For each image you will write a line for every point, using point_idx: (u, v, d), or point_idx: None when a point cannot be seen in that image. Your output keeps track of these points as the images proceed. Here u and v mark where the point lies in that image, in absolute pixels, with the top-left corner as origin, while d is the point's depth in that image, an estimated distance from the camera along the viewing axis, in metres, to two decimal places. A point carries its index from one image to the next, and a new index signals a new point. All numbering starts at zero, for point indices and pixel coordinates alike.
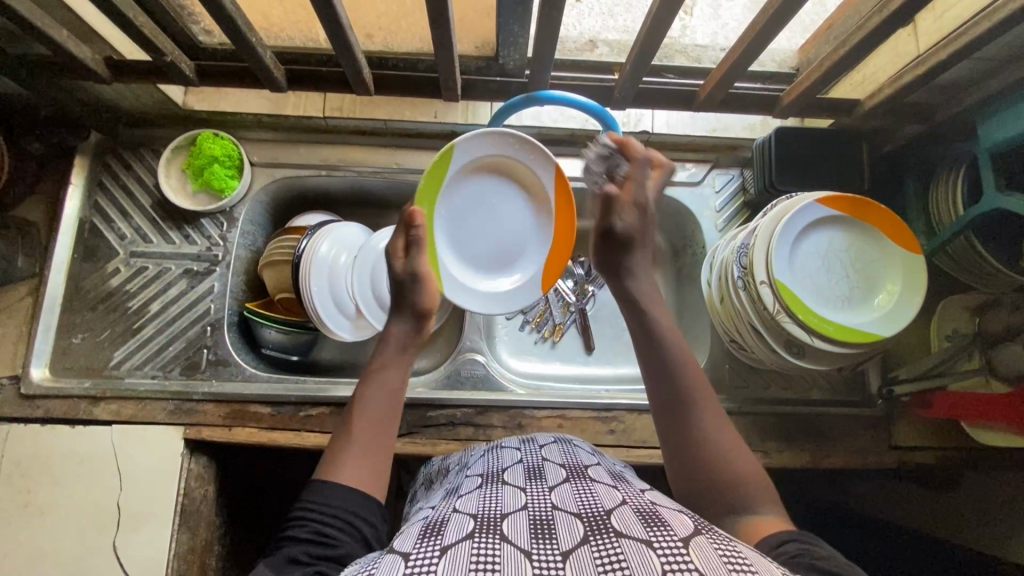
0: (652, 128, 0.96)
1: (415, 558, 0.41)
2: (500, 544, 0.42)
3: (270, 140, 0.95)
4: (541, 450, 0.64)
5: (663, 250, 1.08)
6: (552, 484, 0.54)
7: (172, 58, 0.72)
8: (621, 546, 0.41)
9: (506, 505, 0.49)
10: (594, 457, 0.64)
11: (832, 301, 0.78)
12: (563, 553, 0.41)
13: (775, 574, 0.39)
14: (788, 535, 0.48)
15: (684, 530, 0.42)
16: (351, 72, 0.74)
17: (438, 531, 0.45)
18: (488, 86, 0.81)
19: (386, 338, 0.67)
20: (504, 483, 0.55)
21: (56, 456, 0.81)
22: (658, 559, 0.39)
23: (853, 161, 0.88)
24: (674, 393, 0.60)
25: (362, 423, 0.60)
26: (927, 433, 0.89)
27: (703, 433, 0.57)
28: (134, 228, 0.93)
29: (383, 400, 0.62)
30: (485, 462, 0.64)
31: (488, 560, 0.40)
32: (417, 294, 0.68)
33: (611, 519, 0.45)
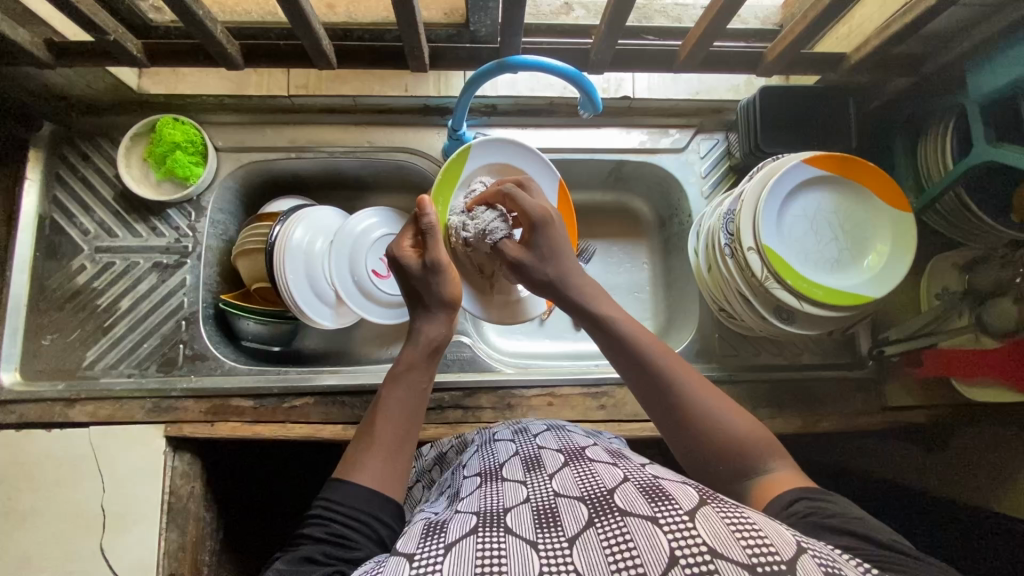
0: (633, 93, 0.92)
1: (419, 557, 0.40)
2: (505, 538, 0.41)
3: (235, 123, 0.90)
4: (536, 439, 0.62)
5: (649, 221, 1.05)
6: (552, 471, 0.52)
7: (115, 37, 0.67)
8: (627, 524, 0.39)
9: (508, 499, 0.48)
10: (590, 439, 0.63)
11: (822, 265, 0.76)
12: (569, 539, 0.40)
13: (787, 539, 0.38)
14: (794, 493, 0.48)
15: (688, 501, 0.41)
16: (310, 44, 0.69)
17: (441, 530, 0.44)
18: (457, 54, 0.77)
19: (417, 339, 0.65)
20: (503, 478, 0.53)
21: (32, 462, 0.79)
22: (664, 537, 0.37)
23: (841, 119, 0.85)
24: (652, 379, 0.58)
25: (387, 425, 0.58)
26: (917, 392, 0.89)
27: (697, 410, 0.55)
28: (97, 222, 0.89)
29: (405, 399, 0.61)
30: (480, 458, 0.63)
31: (494, 556, 0.39)
32: (441, 286, 0.66)
33: (614, 498, 0.43)
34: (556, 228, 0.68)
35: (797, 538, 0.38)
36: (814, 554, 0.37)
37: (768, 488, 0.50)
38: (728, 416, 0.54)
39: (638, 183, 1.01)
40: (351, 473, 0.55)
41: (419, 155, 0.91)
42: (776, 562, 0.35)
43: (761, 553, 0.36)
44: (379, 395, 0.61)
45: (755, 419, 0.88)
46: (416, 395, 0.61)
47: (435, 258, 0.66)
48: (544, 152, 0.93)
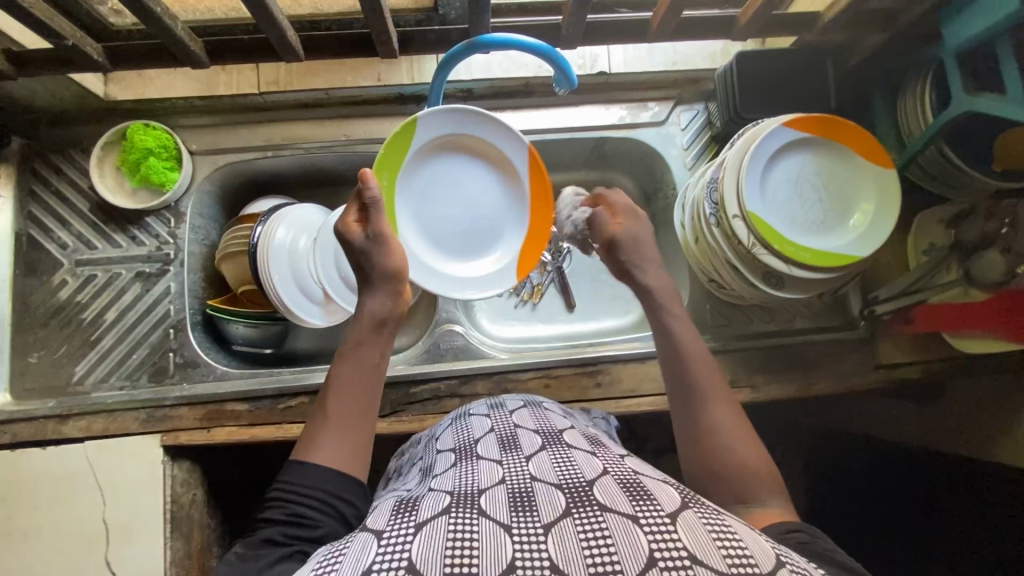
0: (609, 69, 0.91)
1: (387, 536, 0.40)
2: (478, 519, 0.40)
3: (207, 125, 0.89)
4: (513, 417, 0.62)
5: (635, 197, 1.05)
6: (529, 453, 0.52)
7: (74, 41, 0.65)
8: (607, 520, 0.39)
9: (482, 481, 0.47)
10: (567, 420, 0.63)
11: (808, 229, 0.76)
12: (544, 525, 0.39)
13: (767, 552, 0.39)
14: (794, 524, 0.50)
15: (671, 504, 0.42)
16: (275, 37, 0.68)
17: (412, 508, 0.43)
18: (427, 37, 0.75)
19: (362, 316, 0.63)
20: (479, 457, 0.53)
21: (29, 480, 0.78)
22: (644, 537, 0.38)
23: (818, 81, 0.84)
24: (693, 395, 0.61)
25: (339, 403, 0.58)
26: (911, 349, 0.89)
27: (719, 432, 0.58)
28: (75, 235, 0.87)
29: (354, 375, 0.60)
30: (454, 436, 0.63)
31: (466, 537, 0.39)
32: (379, 259, 0.65)
33: (594, 490, 0.43)
34: (642, 249, 0.74)
35: (776, 550, 0.40)
36: (791, 567, 0.38)
37: (761, 515, 0.52)
38: (749, 450, 0.57)
39: (620, 160, 1.01)
40: (308, 455, 0.55)
41: None
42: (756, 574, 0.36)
43: (739, 562, 0.37)
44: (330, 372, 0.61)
45: (750, 386, 0.88)
46: (367, 369, 0.61)
47: (379, 229, 0.65)
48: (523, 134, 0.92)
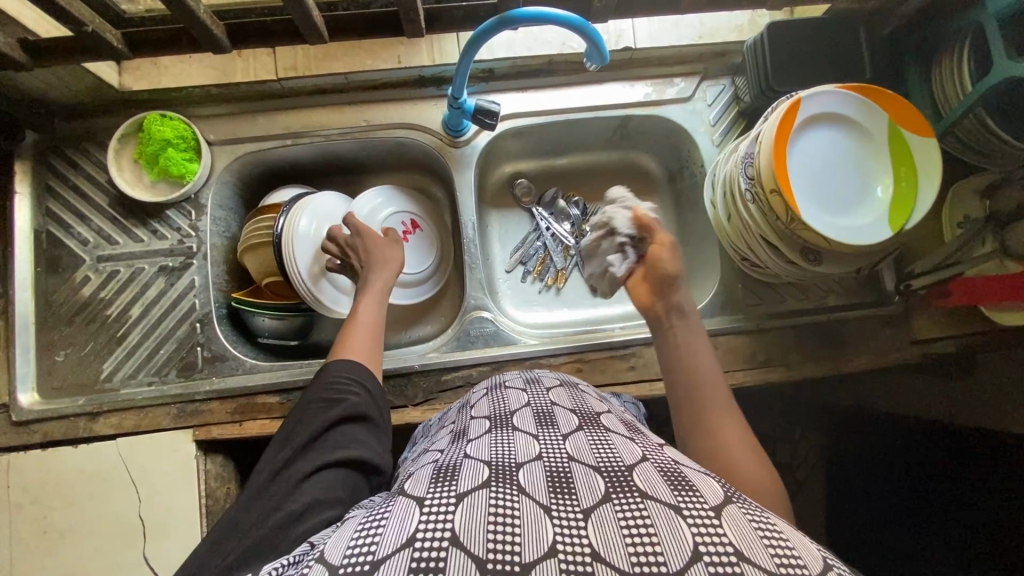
0: (635, 43, 0.88)
1: (428, 504, 0.37)
2: (519, 496, 0.39)
3: (224, 114, 0.87)
4: (548, 394, 0.61)
5: (659, 176, 1.03)
6: (565, 431, 0.50)
7: (93, 27, 0.63)
8: (648, 508, 0.38)
9: (520, 453, 0.46)
10: (602, 403, 0.62)
11: (844, 204, 0.73)
12: (584, 510, 0.38)
13: (815, 555, 0.36)
14: None
15: (714, 497, 0.40)
16: (300, 18, 0.65)
17: (451, 477, 0.41)
18: (454, 15, 0.73)
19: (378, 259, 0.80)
20: (514, 429, 0.51)
21: (65, 478, 0.78)
22: (688, 529, 0.36)
23: (850, 51, 0.82)
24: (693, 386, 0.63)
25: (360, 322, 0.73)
26: (947, 323, 0.88)
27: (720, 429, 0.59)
28: (95, 231, 0.86)
29: (373, 302, 0.76)
30: (489, 403, 0.60)
31: (508, 513, 0.37)
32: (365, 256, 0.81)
33: (634, 477, 0.42)
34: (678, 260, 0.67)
35: (823, 554, 0.37)
36: (840, 571, 0.36)
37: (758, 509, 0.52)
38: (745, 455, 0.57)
39: (645, 139, 0.98)
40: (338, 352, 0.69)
41: (418, 129, 0.88)
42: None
43: (788, 562, 0.35)
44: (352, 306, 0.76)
45: (784, 365, 0.87)
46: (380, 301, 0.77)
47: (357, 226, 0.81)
48: (547, 114, 0.90)
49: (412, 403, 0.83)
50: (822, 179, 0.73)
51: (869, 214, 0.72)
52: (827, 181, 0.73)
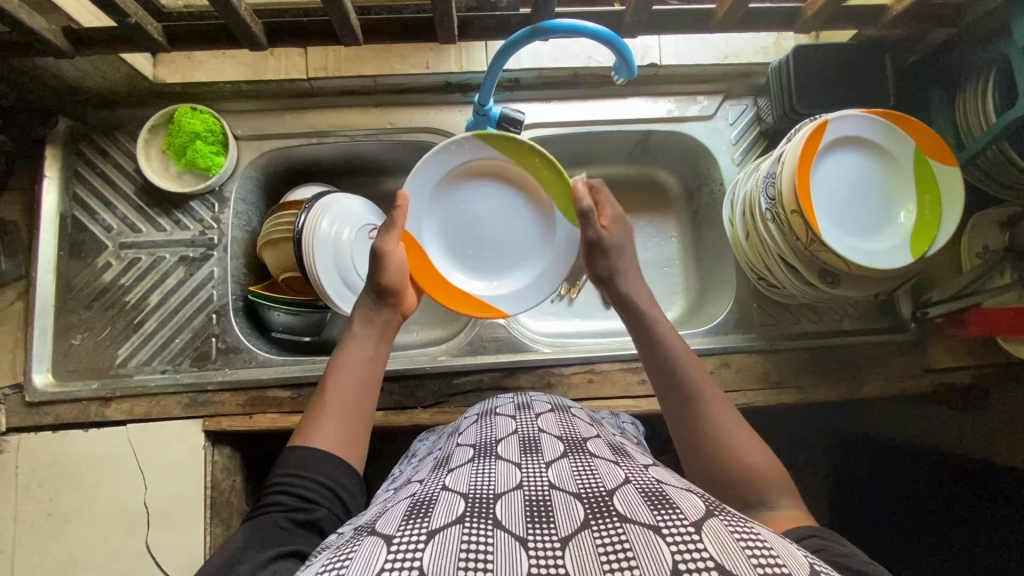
0: (661, 60, 0.89)
1: (398, 542, 0.37)
2: (493, 531, 0.38)
3: (253, 110, 0.88)
4: (537, 420, 0.60)
5: (676, 192, 1.03)
6: (550, 458, 0.50)
7: (137, 20, 0.65)
8: (626, 532, 0.37)
9: (499, 482, 0.45)
10: (593, 428, 0.61)
11: (856, 230, 0.73)
12: (561, 539, 0.37)
13: (800, 561, 0.36)
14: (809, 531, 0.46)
15: (695, 512, 0.40)
16: (337, 19, 0.67)
17: (425, 513, 0.41)
18: (486, 23, 0.74)
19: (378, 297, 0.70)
20: (498, 456, 0.51)
21: (74, 461, 0.78)
22: (667, 547, 0.35)
23: (874, 77, 0.83)
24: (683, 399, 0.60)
25: (337, 391, 0.61)
26: (962, 353, 0.87)
27: (718, 432, 0.57)
28: (120, 218, 0.87)
29: (355, 362, 0.64)
30: (478, 432, 0.60)
31: (480, 551, 0.36)
32: (382, 271, 0.69)
33: (614, 501, 0.41)
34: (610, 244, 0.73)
35: (810, 560, 0.37)
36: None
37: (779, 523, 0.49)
38: (747, 447, 0.55)
39: (664, 154, 0.99)
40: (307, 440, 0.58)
41: (442, 135, 0.90)
42: None
43: (771, 570, 0.34)
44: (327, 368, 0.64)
45: (796, 387, 0.87)
46: (373, 356, 0.66)
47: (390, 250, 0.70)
48: (570, 125, 0.91)
49: (422, 405, 0.83)
50: (840, 206, 0.74)
51: (886, 240, 0.72)
52: (843, 208, 0.74)
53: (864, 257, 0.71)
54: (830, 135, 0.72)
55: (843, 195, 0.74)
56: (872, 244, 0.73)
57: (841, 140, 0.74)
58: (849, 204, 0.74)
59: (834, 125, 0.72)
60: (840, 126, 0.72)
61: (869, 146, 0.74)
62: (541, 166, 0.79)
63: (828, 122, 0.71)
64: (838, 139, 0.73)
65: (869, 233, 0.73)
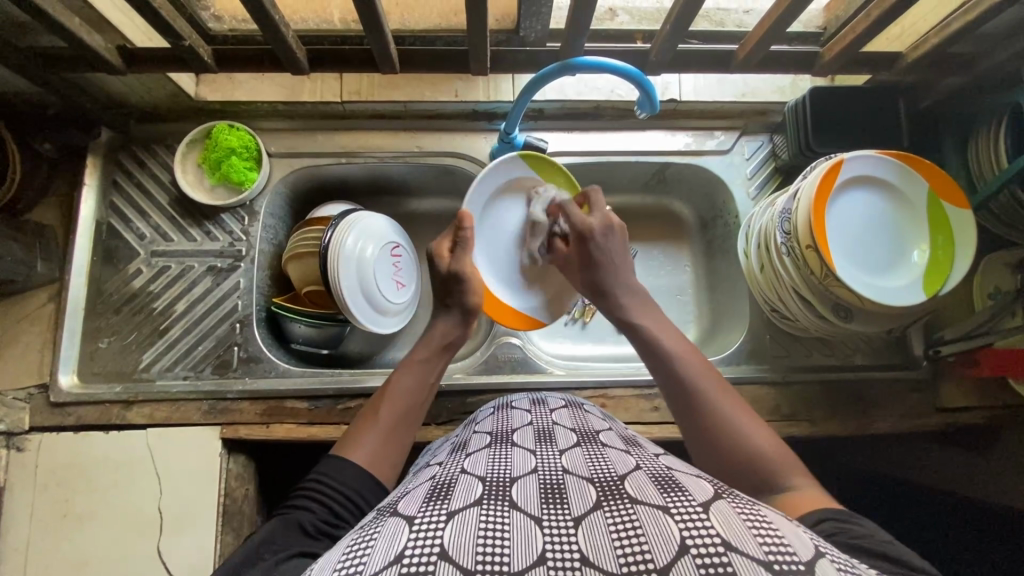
0: (680, 96, 0.92)
1: (419, 522, 0.38)
2: (509, 512, 0.39)
3: (287, 129, 0.92)
4: (551, 414, 0.60)
5: (691, 223, 1.06)
6: (562, 448, 0.51)
7: (190, 42, 0.69)
8: (637, 513, 0.38)
9: (515, 468, 0.46)
10: (606, 423, 0.61)
11: (874, 266, 0.75)
12: (575, 519, 0.38)
13: (806, 545, 0.36)
14: (824, 513, 0.47)
15: (703, 495, 0.40)
16: (377, 49, 0.71)
17: (444, 496, 0.42)
18: (517, 57, 0.78)
19: (432, 336, 0.72)
20: (513, 445, 0.52)
21: (93, 462, 0.80)
22: (676, 526, 0.36)
23: (889, 119, 0.86)
24: (681, 388, 0.62)
25: (388, 412, 0.64)
26: (974, 393, 0.88)
27: (716, 416, 0.58)
28: (153, 227, 0.90)
29: (410, 386, 0.67)
30: (493, 420, 0.60)
31: (498, 529, 0.37)
32: (467, 293, 0.73)
33: (625, 485, 0.42)
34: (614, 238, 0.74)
35: (817, 542, 0.37)
36: (832, 559, 0.36)
37: (799, 501, 0.50)
38: (749, 427, 0.56)
39: (680, 186, 1.02)
40: (349, 451, 0.60)
41: (467, 159, 0.93)
42: (794, 561, 0.34)
43: (777, 549, 0.35)
44: (382, 386, 0.68)
45: (808, 421, 0.87)
46: (422, 387, 0.68)
47: (464, 267, 0.72)
48: (591, 155, 0.94)
49: (436, 422, 0.85)
50: (855, 246, 0.75)
51: (902, 279, 0.74)
52: (856, 248, 0.75)
53: (877, 294, 0.72)
54: (844, 174, 0.74)
55: (857, 234, 0.76)
56: (888, 281, 0.74)
57: (854, 179, 0.75)
58: (863, 243, 0.76)
59: (847, 164, 0.74)
60: (854, 166, 0.75)
61: (881, 186, 0.76)
62: (563, 183, 0.86)
63: (843, 161, 0.73)
64: (852, 178, 0.75)
65: (884, 271, 0.75)
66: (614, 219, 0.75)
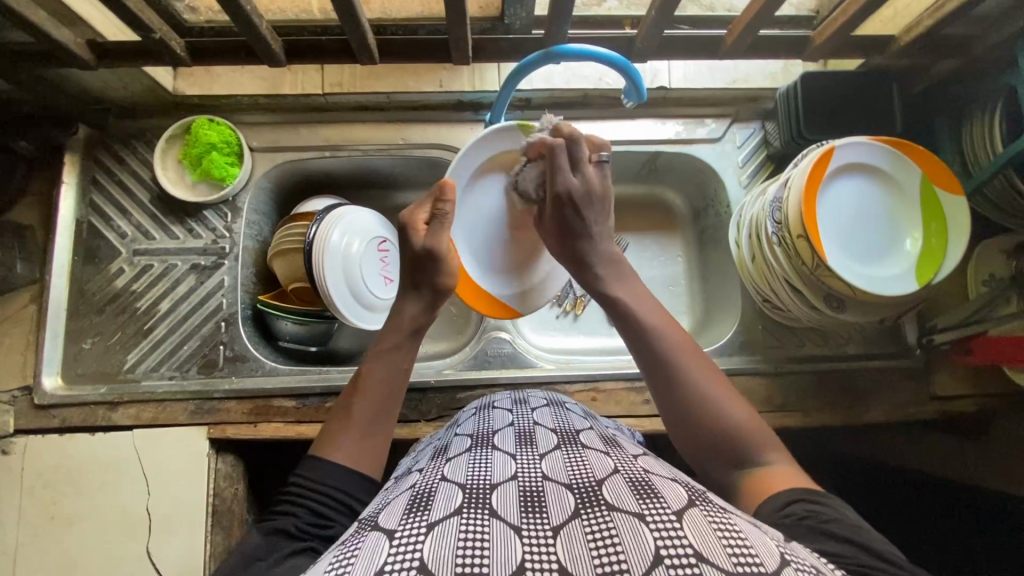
0: (670, 83, 0.91)
1: (400, 537, 0.37)
2: (489, 521, 0.38)
3: (268, 123, 0.90)
4: (533, 413, 0.59)
5: (683, 213, 1.04)
6: (543, 450, 0.50)
7: (160, 36, 0.67)
8: (613, 520, 0.37)
9: (496, 474, 0.45)
10: (587, 422, 0.60)
11: (854, 253, 0.74)
12: (553, 527, 0.38)
13: (772, 550, 0.36)
14: (792, 493, 0.47)
15: (677, 501, 0.40)
16: (355, 39, 0.69)
17: (426, 506, 0.41)
18: (500, 46, 0.76)
19: (400, 321, 0.67)
20: (494, 448, 0.51)
21: (79, 465, 0.79)
22: (651, 535, 0.36)
23: (882, 104, 0.84)
24: (658, 359, 0.59)
25: (365, 406, 0.61)
26: (967, 381, 0.87)
27: (698, 392, 0.56)
28: (134, 225, 0.89)
29: (387, 377, 0.63)
30: (475, 422, 0.60)
31: (477, 539, 0.36)
32: (440, 272, 0.68)
33: (602, 490, 0.41)
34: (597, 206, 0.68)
35: (782, 549, 0.37)
36: (799, 566, 0.35)
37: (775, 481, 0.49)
38: (728, 403, 0.55)
39: (671, 175, 1.00)
40: (326, 451, 0.57)
41: (454, 151, 0.91)
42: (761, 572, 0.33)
43: (745, 560, 0.34)
44: (358, 376, 0.64)
45: (801, 411, 0.86)
46: (397, 373, 0.64)
47: (437, 244, 0.67)
48: None
49: (425, 418, 0.84)
50: (845, 234, 0.74)
51: (894, 268, 0.73)
52: (846, 237, 0.74)
53: (868, 284, 0.71)
54: (836, 161, 0.73)
55: (849, 223, 0.75)
56: (880, 271, 0.73)
57: (845, 166, 0.74)
58: (854, 233, 0.74)
59: (838, 150, 0.73)
60: (846, 153, 0.73)
61: (873, 171, 0.75)
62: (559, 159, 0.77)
63: (835, 148, 0.72)
64: (842, 166, 0.74)
65: (876, 261, 0.73)
66: (598, 181, 0.69)
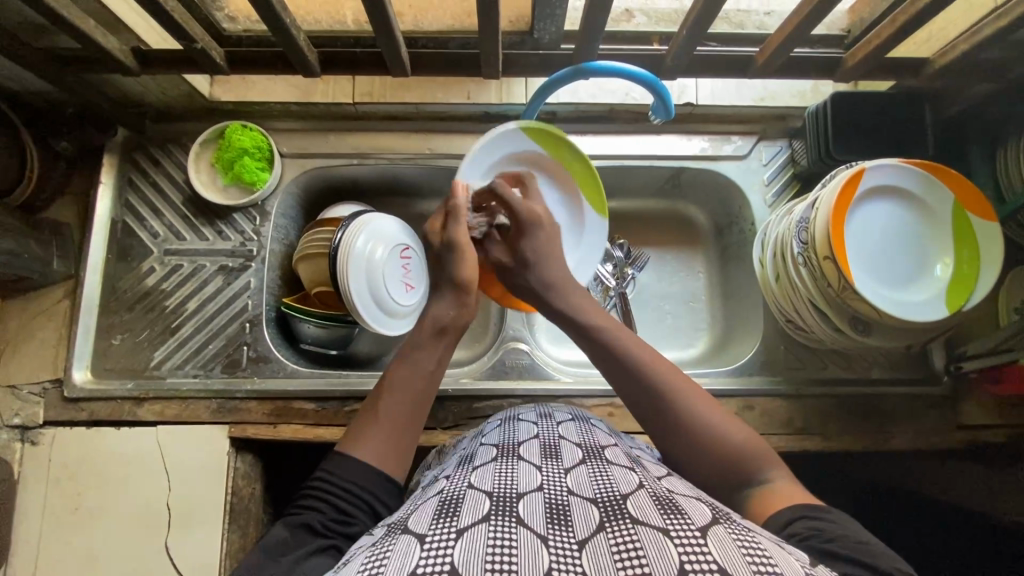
0: (697, 99, 0.90)
1: (430, 540, 0.38)
2: (516, 528, 0.39)
3: (299, 130, 0.92)
4: (558, 427, 0.59)
5: (706, 229, 1.04)
6: (568, 465, 0.50)
7: (203, 45, 0.70)
8: (638, 534, 0.37)
9: (521, 483, 0.45)
10: (611, 438, 0.60)
11: (881, 275, 0.72)
12: (579, 542, 0.38)
13: (796, 568, 0.35)
14: (801, 511, 0.47)
15: (702, 518, 0.39)
16: (388, 52, 0.70)
17: (453, 511, 0.41)
18: (529, 61, 0.77)
19: (426, 321, 0.67)
20: (519, 458, 0.51)
21: (104, 458, 0.81)
22: (677, 550, 0.35)
23: (914, 127, 0.83)
24: (645, 386, 0.58)
25: (391, 407, 0.61)
26: (997, 411, 0.84)
27: (690, 416, 0.56)
28: (167, 226, 0.91)
29: (411, 381, 0.63)
30: (499, 433, 0.60)
31: (505, 546, 0.37)
32: (455, 263, 0.68)
33: (627, 505, 0.41)
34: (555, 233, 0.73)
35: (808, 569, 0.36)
36: None
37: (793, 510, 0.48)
38: (723, 426, 0.55)
39: (694, 191, 1.00)
40: (353, 448, 0.58)
41: None
42: None
43: None
44: (384, 379, 0.63)
45: (821, 435, 0.85)
46: (423, 376, 0.63)
47: (452, 236, 0.69)
48: (605, 159, 0.93)
49: (442, 426, 0.84)
50: (870, 258, 0.73)
51: (920, 294, 0.71)
52: (873, 260, 0.73)
53: (895, 308, 0.70)
54: (865, 183, 0.72)
55: (875, 246, 0.74)
56: (907, 296, 0.71)
57: (871, 188, 0.73)
58: (879, 256, 0.73)
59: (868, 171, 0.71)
60: (876, 175, 0.72)
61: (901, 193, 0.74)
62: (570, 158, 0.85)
63: (864, 169, 0.71)
64: (870, 187, 0.73)
65: (903, 285, 0.72)
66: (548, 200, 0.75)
